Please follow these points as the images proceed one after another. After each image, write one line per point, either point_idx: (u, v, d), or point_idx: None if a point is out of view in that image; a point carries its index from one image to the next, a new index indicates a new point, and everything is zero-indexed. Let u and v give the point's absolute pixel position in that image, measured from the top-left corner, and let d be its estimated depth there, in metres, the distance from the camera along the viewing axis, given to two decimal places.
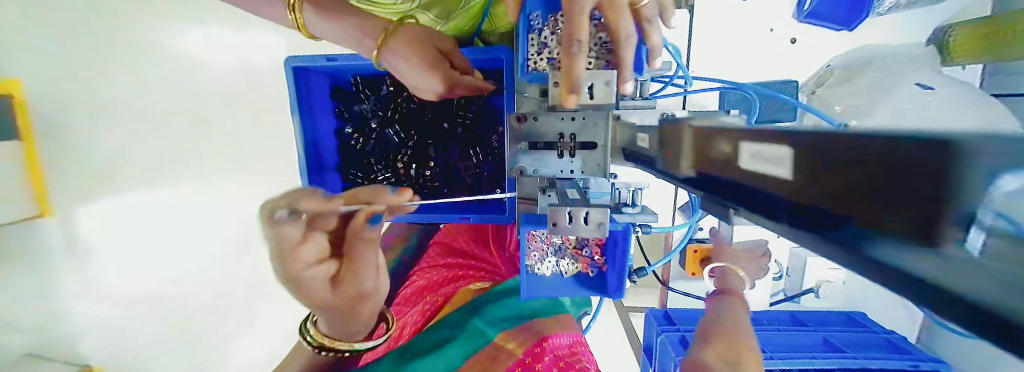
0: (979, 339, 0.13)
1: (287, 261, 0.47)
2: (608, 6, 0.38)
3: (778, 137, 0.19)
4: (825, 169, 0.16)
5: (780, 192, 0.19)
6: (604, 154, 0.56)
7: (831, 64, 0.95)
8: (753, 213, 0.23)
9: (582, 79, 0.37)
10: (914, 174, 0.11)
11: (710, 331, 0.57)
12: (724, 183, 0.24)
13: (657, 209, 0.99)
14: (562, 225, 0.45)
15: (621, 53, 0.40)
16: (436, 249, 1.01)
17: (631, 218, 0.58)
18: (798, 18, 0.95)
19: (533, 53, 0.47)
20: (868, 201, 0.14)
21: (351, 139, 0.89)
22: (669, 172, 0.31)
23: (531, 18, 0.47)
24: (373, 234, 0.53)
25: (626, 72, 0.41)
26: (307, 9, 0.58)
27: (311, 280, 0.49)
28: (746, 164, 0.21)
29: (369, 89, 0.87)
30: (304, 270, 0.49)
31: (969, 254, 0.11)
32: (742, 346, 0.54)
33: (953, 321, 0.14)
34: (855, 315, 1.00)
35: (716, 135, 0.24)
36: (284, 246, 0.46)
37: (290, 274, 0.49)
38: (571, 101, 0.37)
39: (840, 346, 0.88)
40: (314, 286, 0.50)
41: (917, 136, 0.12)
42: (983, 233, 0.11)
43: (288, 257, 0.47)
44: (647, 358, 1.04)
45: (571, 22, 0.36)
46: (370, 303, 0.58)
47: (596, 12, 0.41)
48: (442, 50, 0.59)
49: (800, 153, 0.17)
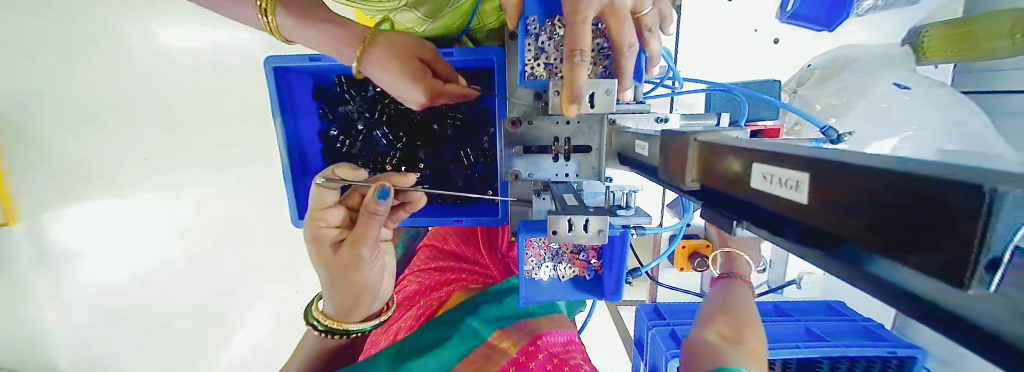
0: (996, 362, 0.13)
1: (313, 217, 0.63)
2: (610, 13, 0.38)
3: (791, 159, 0.19)
4: (839, 198, 0.16)
5: (792, 214, 0.19)
6: (599, 158, 0.56)
7: (812, 64, 0.98)
8: (758, 229, 0.24)
9: (583, 89, 0.36)
10: (936, 216, 0.12)
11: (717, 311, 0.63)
12: (730, 198, 0.24)
13: (647, 207, 1.00)
14: (561, 233, 0.45)
15: (622, 62, 0.40)
16: (426, 252, 0.99)
17: (625, 221, 0.59)
18: (781, 19, 0.97)
19: (531, 59, 0.46)
20: (885, 234, 0.14)
21: (336, 142, 0.86)
22: (670, 182, 0.32)
23: (528, 23, 0.45)
24: (381, 209, 0.61)
25: (626, 81, 0.41)
26: (280, 13, 0.55)
27: (327, 244, 0.63)
28: (757, 185, 0.21)
29: (354, 90, 0.84)
30: (324, 228, 0.63)
31: (986, 291, 0.12)
32: (744, 324, 0.59)
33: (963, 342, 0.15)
34: (833, 304, 1.04)
35: (723, 151, 0.24)
36: (314, 213, 0.63)
37: (314, 231, 0.63)
38: (572, 110, 0.37)
39: (821, 334, 0.92)
40: (328, 245, 0.63)
41: (935, 177, 0.12)
42: (1003, 274, 0.11)
43: (315, 215, 0.63)
44: (638, 352, 1.06)
45: (575, 31, 0.36)
46: (369, 276, 0.66)
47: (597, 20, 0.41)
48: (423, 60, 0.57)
49: (812, 179, 0.17)
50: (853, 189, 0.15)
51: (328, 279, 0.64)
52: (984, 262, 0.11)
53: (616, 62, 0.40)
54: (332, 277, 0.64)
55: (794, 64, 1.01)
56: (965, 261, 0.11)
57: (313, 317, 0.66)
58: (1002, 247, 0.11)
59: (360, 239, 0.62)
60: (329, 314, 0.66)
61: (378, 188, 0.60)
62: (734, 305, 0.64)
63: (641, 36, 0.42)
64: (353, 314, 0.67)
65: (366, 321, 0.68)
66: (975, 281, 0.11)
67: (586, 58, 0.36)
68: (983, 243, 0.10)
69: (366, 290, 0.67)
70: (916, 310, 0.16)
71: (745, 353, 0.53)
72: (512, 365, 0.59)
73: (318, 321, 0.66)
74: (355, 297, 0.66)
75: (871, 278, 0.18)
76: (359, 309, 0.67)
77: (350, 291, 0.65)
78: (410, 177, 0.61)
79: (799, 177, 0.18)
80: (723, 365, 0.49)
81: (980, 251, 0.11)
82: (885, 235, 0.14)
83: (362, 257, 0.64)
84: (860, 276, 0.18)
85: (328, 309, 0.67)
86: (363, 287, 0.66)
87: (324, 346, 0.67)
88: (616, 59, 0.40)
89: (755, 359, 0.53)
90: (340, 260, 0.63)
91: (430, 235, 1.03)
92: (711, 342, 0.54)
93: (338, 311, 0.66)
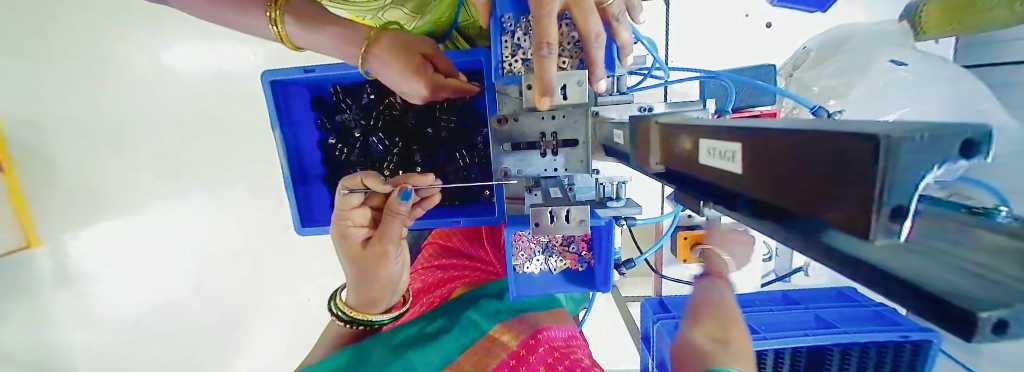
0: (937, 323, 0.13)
1: (341, 217, 0.63)
2: (576, 5, 0.38)
3: (731, 131, 0.19)
4: (773, 166, 0.16)
5: (734, 187, 0.19)
6: (586, 151, 0.57)
7: (808, 46, 0.97)
8: (718, 206, 0.24)
9: (554, 81, 0.37)
10: (845, 171, 0.12)
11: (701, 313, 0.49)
12: (689, 178, 0.25)
13: (646, 199, 0.99)
14: (544, 225, 0.46)
15: (592, 53, 0.40)
16: (431, 248, 1.00)
17: (615, 212, 0.60)
18: (771, 2, 0.96)
19: (507, 55, 0.49)
20: (810, 196, 0.14)
21: (335, 150, 0.88)
22: (641, 168, 0.32)
23: (503, 20, 0.48)
24: (403, 209, 0.62)
25: (598, 71, 0.42)
26: (289, 22, 0.56)
27: (355, 242, 0.65)
28: (705, 160, 0.21)
29: (349, 98, 0.86)
30: (350, 227, 0.64)
31: (899, 241, 0.12)
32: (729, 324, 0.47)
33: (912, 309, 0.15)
34: (845, 290, 1.02)
35: (679, 131, 0.24)
36: (341, 213, 0.63)
37: (341, 230, 0.64)
38: (545, 102, 0.38)
39: (831, 322, 0.89)
40: (354, 244, 0.65)
41: (841, 131, 0.12)
42: (913, 224, 0.11)
43: (342, 215, 0.63)
44: (646, 346, 1.05)
45: (541, 25, 0.36)
46: (391, 271, 0.68)
47: (566, 12, 0.42)
48: (422, 53, 0.55)
49: (747, 149, 0.18)
50: (784, 157, 0.15)
51: (354, 274, 0.67)
52: (890, 208, 0.11)
53: (586, 53, 0.41)
54: (359, 272, 0.66)
55: (788, 46, 1.00)
56: (868, 213, 0.11)
57: (336, 308, 0.68)
58: (906, 197, 0.11)
59: (388, 239, 0.64)
60: (352, 308, 0.69)
61: (401, 190, 0.61)
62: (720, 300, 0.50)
63: (608, 26, 0.43)
64: (376, 306, 0.70)
65: (388, 313, 0.71)
66: (879, 232, 0.11)
67: (553, 48, 0.37)
68: (881, 194, 0.10)
69: (391, 285, 0.70)
70: (869, 280, 0.16)
71: (733, 354, 0.43)
72: (512, 358, 0.60)
73: (342, 312, 0.68)
74: (381, 291, 0.69)
75: (827, 253, 0.17)
76: (383, 301, 0.70)
77: (376, 286, 0.68)
78: (429, 179, 0.60)
79: (733, 147, 0.19)
80: None
81: (880, 200, 0.11)
82: (812, 197, 0.14)
83: (390, 255, 0.66)
84: (820, 251, 0.18)
85: (352, 301, 0.69)
86: (389, 283, 0.69)
87: (340, 340, 0.70)
88: (586, 50, 0.41)
89: (746, 358, 0.43)
90: (368, 258, 0.65)
91: (434, 233, 1.04)
92: (696, 350, 0.45)
93: (362, 303, 0.69)
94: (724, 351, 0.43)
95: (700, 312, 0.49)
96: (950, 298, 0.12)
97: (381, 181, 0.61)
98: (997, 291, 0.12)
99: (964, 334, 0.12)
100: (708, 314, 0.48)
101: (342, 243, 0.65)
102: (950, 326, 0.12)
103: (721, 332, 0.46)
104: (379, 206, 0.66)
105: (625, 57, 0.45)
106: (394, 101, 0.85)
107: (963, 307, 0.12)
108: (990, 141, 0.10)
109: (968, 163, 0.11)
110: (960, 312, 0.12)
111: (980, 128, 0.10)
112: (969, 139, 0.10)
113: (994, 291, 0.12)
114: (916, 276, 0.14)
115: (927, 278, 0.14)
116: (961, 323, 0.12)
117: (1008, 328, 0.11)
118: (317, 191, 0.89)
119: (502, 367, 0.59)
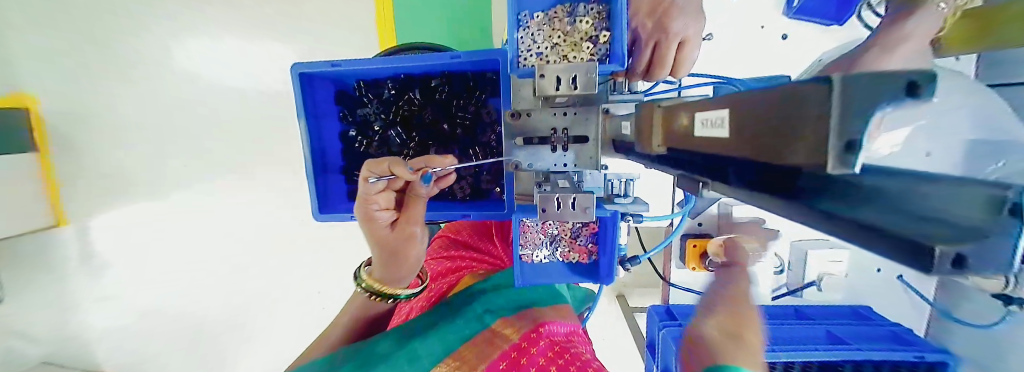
0: (919, 269, 0.14)
1: (367, 201, 0.64)
2: (657, 62, 0.65)
3: (724, 105, 0.23)
4: (771, 120, 0.19)
5: (732, 153, 0.22)
6: (596, 147, 0.55)
7: (823, 59, 0.98)
8: (715, 184, 0.27)
9: (659, 73, 0.67)
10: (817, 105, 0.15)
11: (715, 301, 0.51)
12: (685, 155, 0.29)
13: (658, 203, 0.97)
14: (551, 210, 0.49)
15: (656, 73, 0.67)
16: (438, 242, 1.02)
17: (622, 208, 0.63)
18: (787, 14, 0.96)
19: (522, 51, 0.56)
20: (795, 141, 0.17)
21: (354, 141, 0.91)
22: (645, 153, 0.36)
23: (521, 16, 0.57)
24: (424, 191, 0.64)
25: (659, 76, 0.68)
26: None
27: (381, 224, 0.66)
28: (700, 132, 0.26)
29: (371, 93, 0.90)
30: (376, 211, 0.65)
31: (852, 171, 0.14)
32: (745, 316, 0.47)
33: (896, 259, 0.16)
34: (859, 309, 0.99)
35: (682, 110, 0.29)
36: (367, 198, 0.64)
37: (367, 213, 0.65)
38: (660, 73, 0.67)
39: (842, 339, 0.88)
40: (379, 226, 0.66)
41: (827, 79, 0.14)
42: (864, 159, 0.13)
43: (368, 200, 0.64)
44: (650, 354, 1.04)
45: (662, 56, 0.64)
46: (415, 251, 0.70)
47: (647, 45, 0.64)
48: None
49: (747, 115, 0.21)
50: (775, 112, 0.18)
51: (382, 255, 0.69)
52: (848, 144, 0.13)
53: (657, 71, 0.66)
54: (388, 252, 0.68)
55: (807, 57, 0.99)
56: (828, 142, 0.14)
57: (363, 282, 0.71)
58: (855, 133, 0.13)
59: (415, 221, 0.66)
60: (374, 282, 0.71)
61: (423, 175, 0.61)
62: (734, 290, 0.52)
63: (659, 49, 0.63)
64: (401, 282, 0.73)
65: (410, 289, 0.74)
66: (835, 163, 0.14)
67: (647, 51, 0.64)
68: (841, 123, 0.13)
69: (417, 264, 0.73)
70: (858, 234, 0.17)
71: (747, 350, 0.42)
72: (514, 350, 0.61)
73: (368, 286, 0.71)
74: (408, 269, 0.72)
75: (822, 213, 0.18)
76: (408, 277, 0.73)
77: (403, 266, 0.71)
78: (450, 160, 0.60)
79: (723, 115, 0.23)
80: (718, 366, 0.40)
81: (839, 132, 0.14)
82: (780, 146, 0.18)
83: (417, 237, 0.68)
84: (804, 210, 0.19)
85: (378, 276, 0.72)
86: (416, 263, 0.72)
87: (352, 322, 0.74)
88: (654, 72, 0.66)
89: (756, 357, 0.42)
90: (396, 240, 0.67)
91: (443, 229, 1.06)
92: (707, 336, 0.45)
93: (388, 278, 0.72)
94: (739, 346, 0.43)
95: (717, 308, 0.50)
96: (915, 235, 0.14)
97: (408, 169, 0.60)
98: (983, 216, 0.13)
99: (922, 264, 0.14)
100: (724, 309, 0.49)
101: (368, 226, 0.66)
102: (932, 267, 0.13)
103: (733, 326, 0.46)
104: (403, 188, 0.67)
105: (655, 79, 0.68)
106: (413, 96, 0.89)
107: (925, 243, 0.13)
108: (934, 83, 0.10)
109: (916, 102, 0.11)
110: (923, 247, 0.13)
111: (927, 72, 0.10)
112: (914, 82, 0.11)
113: (935, 228, 0.14)
114: (890, 221, 0.15)
115: (908, 220, 0.15)
116: (920, 256, 0.13)
117: (969, 263, 0.13)
118: (335, 182, 0.90)
119: (504, 358, 0.59)
